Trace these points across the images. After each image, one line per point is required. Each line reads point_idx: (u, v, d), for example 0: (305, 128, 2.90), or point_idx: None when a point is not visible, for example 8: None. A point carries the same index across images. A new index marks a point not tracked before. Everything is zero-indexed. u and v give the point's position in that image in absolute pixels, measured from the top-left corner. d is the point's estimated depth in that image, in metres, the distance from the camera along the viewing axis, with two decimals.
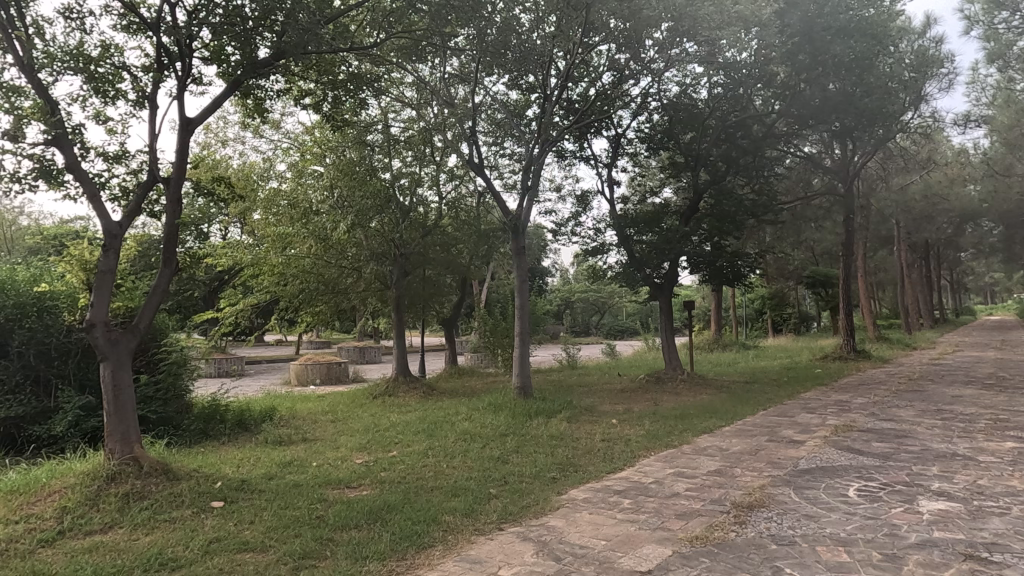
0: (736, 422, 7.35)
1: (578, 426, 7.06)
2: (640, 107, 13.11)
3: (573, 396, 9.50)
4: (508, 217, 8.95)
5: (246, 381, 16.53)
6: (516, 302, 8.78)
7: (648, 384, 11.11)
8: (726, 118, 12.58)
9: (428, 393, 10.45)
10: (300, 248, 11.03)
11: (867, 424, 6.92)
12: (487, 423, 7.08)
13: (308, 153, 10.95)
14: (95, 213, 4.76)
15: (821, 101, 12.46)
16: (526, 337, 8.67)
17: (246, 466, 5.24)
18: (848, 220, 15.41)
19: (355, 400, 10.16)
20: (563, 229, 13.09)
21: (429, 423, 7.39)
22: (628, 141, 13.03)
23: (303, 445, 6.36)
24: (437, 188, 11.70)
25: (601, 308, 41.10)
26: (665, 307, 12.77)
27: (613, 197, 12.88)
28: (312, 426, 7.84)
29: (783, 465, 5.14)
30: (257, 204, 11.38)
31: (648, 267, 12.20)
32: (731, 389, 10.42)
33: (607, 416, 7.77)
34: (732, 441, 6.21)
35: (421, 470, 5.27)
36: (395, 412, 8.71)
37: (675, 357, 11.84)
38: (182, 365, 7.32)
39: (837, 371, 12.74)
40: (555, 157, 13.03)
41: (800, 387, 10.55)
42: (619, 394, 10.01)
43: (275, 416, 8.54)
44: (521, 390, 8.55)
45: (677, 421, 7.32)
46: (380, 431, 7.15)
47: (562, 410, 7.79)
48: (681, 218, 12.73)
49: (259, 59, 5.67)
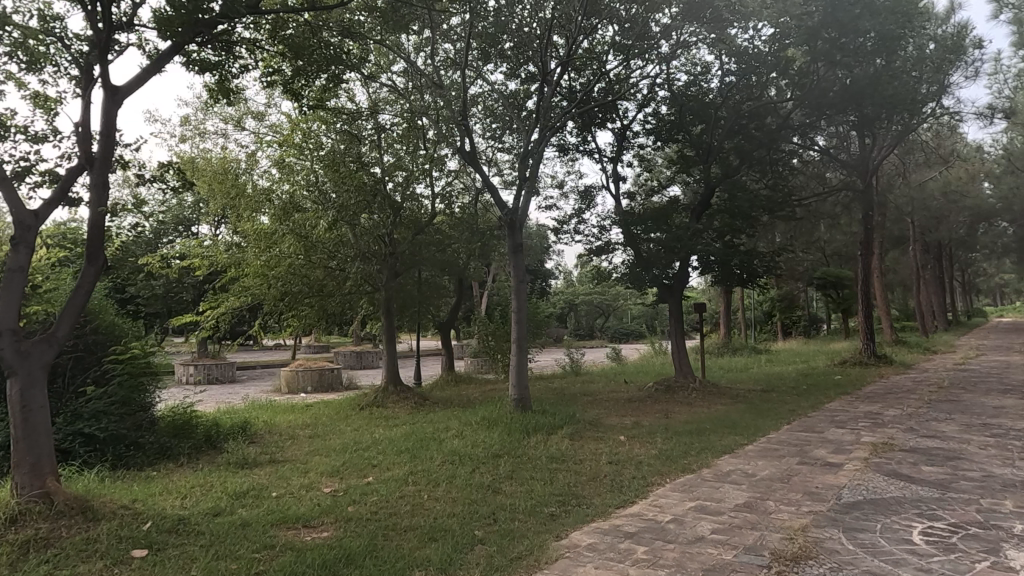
0: (759, 439, 6.54)
1: (582, 445, 6.26)
2: (646, 98, 12.36)
3: (576, 408, 8.72)
4: (504, 213, 8.16)
5: (234, 388, 15.83)
6: (513, 305, 7.98)
7: (656, 393, 10.33)
8: (738, 108, 11.86)
9: (420, 404, 9.66)
10: (284, 247, 10.30)
11: (910, 443, 6.10)
12: (480, 441, 6.30)
13: (290, 146, 10.22)
14: (6, 201, 4.01)
15: (840, 91, 11.65)
16: (524, 344, 7.89)
17: (192, 499, 4.45)
18: (867, 218, 14.57)
19: (340, 412, 9.38)
20: (566, 227, 12.32)
21: (415, 440, 6.61)
22: (634, 133, 12.28)
23: (269, 468, 5.60)
24: (431, 183, 10.93)
25: (604, 311, 40.33)
26: (674, 309, 11.98)
27: (618, 192, 12.10)
28: (286, 443, 7.06)
29: (823, 498, 4.34)
30: (239, 201, 10.67)
31: (656, 267, 11.41)
32: (747, 398, 9.63)
33: (614, 432, 6.98)
34: (758, 464, 5.41)
35: (397, 503, 4.48)
36: (381, 426, 7.94)
37: (686, 364, 11.00)
38: (140, 375, 6.52)
39: (860, 378, 11.90)
40: (557, 151, 12.28)
41: (823, 396, 9.74)
42: (627, 405, 9.20)
43: (249, 430, 7.78)
44: (518, 402, 7.76)
45: (693, 439, 6.52)
46: (359, 450, 6.37)
47: (564, 425, 6.99)
48: (692, 215, 11.94)
49: (209, 18, 4.88)
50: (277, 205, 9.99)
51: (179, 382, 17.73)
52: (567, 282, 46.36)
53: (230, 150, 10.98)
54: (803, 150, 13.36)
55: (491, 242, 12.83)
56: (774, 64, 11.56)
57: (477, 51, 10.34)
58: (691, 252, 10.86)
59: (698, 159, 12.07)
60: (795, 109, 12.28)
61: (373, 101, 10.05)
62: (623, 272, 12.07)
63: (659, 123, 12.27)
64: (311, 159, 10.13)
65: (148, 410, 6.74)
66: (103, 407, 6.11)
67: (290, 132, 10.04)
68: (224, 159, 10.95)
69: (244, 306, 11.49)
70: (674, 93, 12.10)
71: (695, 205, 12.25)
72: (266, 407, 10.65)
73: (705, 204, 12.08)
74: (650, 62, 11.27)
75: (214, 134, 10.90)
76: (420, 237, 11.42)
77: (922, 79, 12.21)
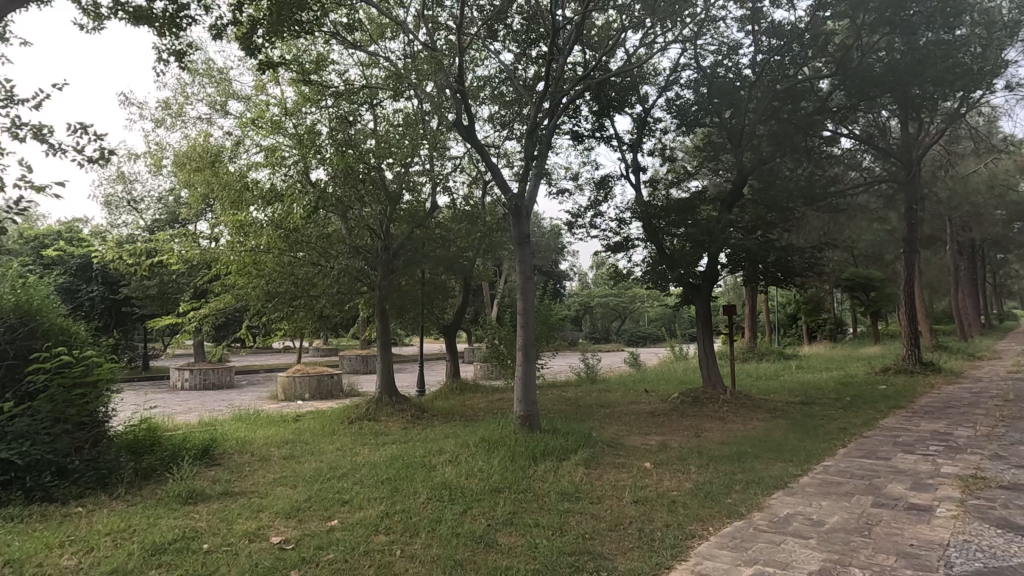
0: (813, 469, 5.41)
1: (600, 476, 5.16)
2: (669, 81, 11.29)
3: (591, 424, 7.64)
4: (508, 197, 7.03)
5: (227, 396, 14.94)
6: (518, 307, 6.91)
7: (683, 405, 9.21)
8: (772, 88, 10.72)
9: (416, 419, 8.63)
10: (266, 240, 9.30)
11: (1006, 476, 4.94)
12: (477, 470, 5.21)
13: (273, 131, 9.24)
14: None
15: (887, 68, 10.42)
16: (530, 353, 6.81)
17: (91, 559, 3.43)
18: (912, 212, 13.29)
19: (326, 426, 8.37)
20: (581, 220, 11.24)
21: (400, 466, 5.54)
22: (655, 118, 11.20)
23: (216, 506, 4.57)
24: (435, 174, 9.91)
25: (621, 314, 39.16)
26: (702, 312, 10.82)
27: (638, 182, 10.98)
28: (252, 468, 6.04)
29: (928, 565, 3.22)
30: (218, 192, 9.71)
31: (682, 266, 10.30)
32: (787, 413, 8.47)
33: (637, 457, 5.87)
34: (825, 507, 4.27)
35: (357, 564, 3.41)
36: (367, 445, 6.93)
37: (715, 371, 9.83)
38: (75, 390, 5.54)
39: (910, 389, 10.67)
40: (571, 138, 11.21)
41: (873, 411, 8.57)
42: (651, 420, 8.07)
43: (214, 450, 6.77)
44: (524, 420, 6.66)
45: (735, 469, 5.39)
46: (333, 479, 5.34)
47: (579, 449, 5.89)
48: (721, 207, 10.76)
49: None
50: (260, 193, 8.95)
51: (174, 388, 16.91)
52: (582, 284, 45.22)
53: (212, 137, 10.01)
54: (841, 137, 12.17)
55: (499, 239, 11.77)
56: (812, 38, 10.38)
57: (482, 26, 9.31)
58: (722, 247, 9.70)
59: (726, 146, 10.93)
60: (836, 89, 11.07)
61: (367, 81, 9.07)
62: (644, 270, 10.96)
63: (683, 107, 11.19)
64: (294, 144, 9.12)
65: (90, 427, 5.76)
66: (27, 427, 5.09)
67: (274, 113, 9.09)
68: (205, 146, 9.96)
69: (228, 308, 10.53)
70: (700, 73, 11.02)
71: (724, 196, 11.14)
72: (251, 420, 9.69)
73: (736, 195, 10.89)
74: (672, 36, 10.16)
75: (194, 120, 9.95)
76: (419, 231, 10.41)
77: (981, 54, 10.91)
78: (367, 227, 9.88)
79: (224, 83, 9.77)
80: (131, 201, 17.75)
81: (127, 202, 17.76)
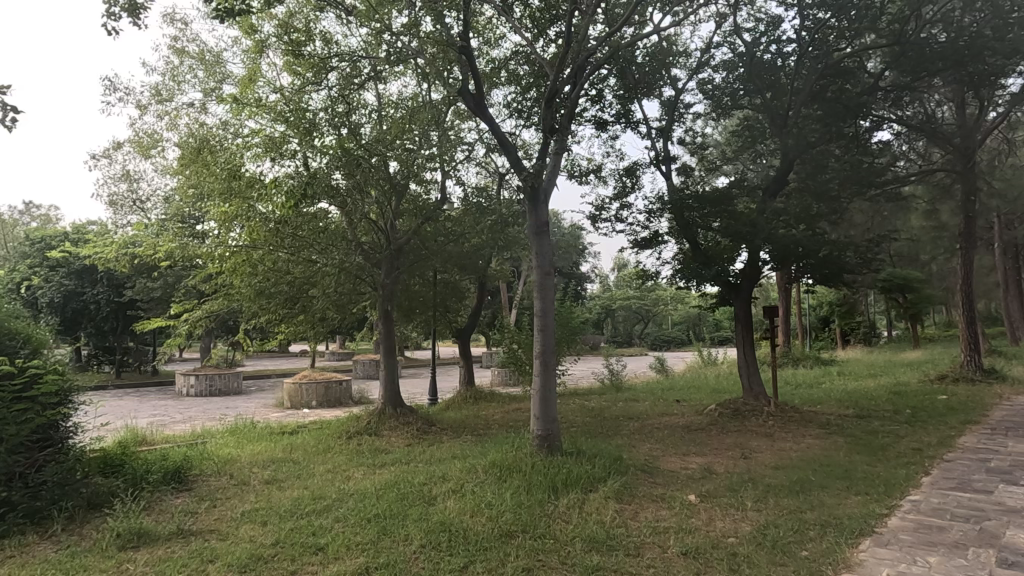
0: (901, 505, 4.39)
1: (637, 515, 4.20)
2: (701, 62, 10.33)
3: (621, 442, 6.66)
4: (522, 179, 6.09)
5: (231, 403, 14.23)
6: (535, 307, 5.97)
7: (723, 420, 8.19)
8: (817, 67, 9.71)
9: (423, 434, 7.72)
10: (258, 236, 8.47)
11: None
12: (485, 505, 4.28)
13: (266, 116, 8.43)
14: None
15: (950, 42, 9.28)
16: (549, 359, 5.86)
17: None
18: (971, 204, 12.09)
19: (323, 441, 7.51)
20: (606, 214, 10.28)
21: (393, 497, 4.63)
22: (687, 102, 10.24)
23: (160, 553, 3.69)
24: (446, 164, 9.03)
25: (644, 317, 37.94)
26: (740, 314, 9.78)
27: (669, 170, 9.99)
28: (225, 496, 5.17)
29: None
30: (207, 184, 8.89)
31: (718, 263, 9.31)
32: (845, 429, 7.40)
33: (679, 488, 4.87)
34: (936, 569, 3.25)
35: None
36: (363, 466, 6.03)
37: (757, 381, 8.77)
38: (14, 406, 4.70)
39: (978, 400, 9.50)
40: (595, 124, 10.29)
41: (944, 426, 7.48)
42: (689, 438, 7.06)
43: (188, 473, 5.92)
44: (541, 440, 5.71)
45: (804, 507, 4.37)
46: (312, 514, 4.44)
47: (609, 475, 4.93)
48: (762, 198, 9.74)
49: None
50: (251, 183, 8.09)
51: (179, 393, 16.26)
52: (604, 286, 44.07)
53: (204, 124, 9.21)
54: (893, 122, 11.04)
55: (516, 235, 10.85)
56: (864, 9, 9.29)
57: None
58: (766, 240, 8.64)
59: (767, 130, 9.87)
60: (890, 66, 9.96)
61: (369, 54, 8.12)
62: (675, 268, 9.95)
63: (717, 90, 10.21)
64: (288, 130, 8.25)
65: (39, 448, 4.95)
66: None
67: (267, 97, 8.29)
68: (197, 133, 9.17)
69: (223, 310, 9.74)
70: (737, 52, 10.05)
71: (764, 185, 10.08)
72: (245, 432, 8.87)
73: (778, 186, 9.85)
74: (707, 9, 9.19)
75: (186, 106, 9.14)
76: (427, 226, 9.54)
77: None
78: (368, 221, 9.02)
79: (216, 66, 8.94)
80: (137, 200, 17.16)
81: (132, 202, 17.17)
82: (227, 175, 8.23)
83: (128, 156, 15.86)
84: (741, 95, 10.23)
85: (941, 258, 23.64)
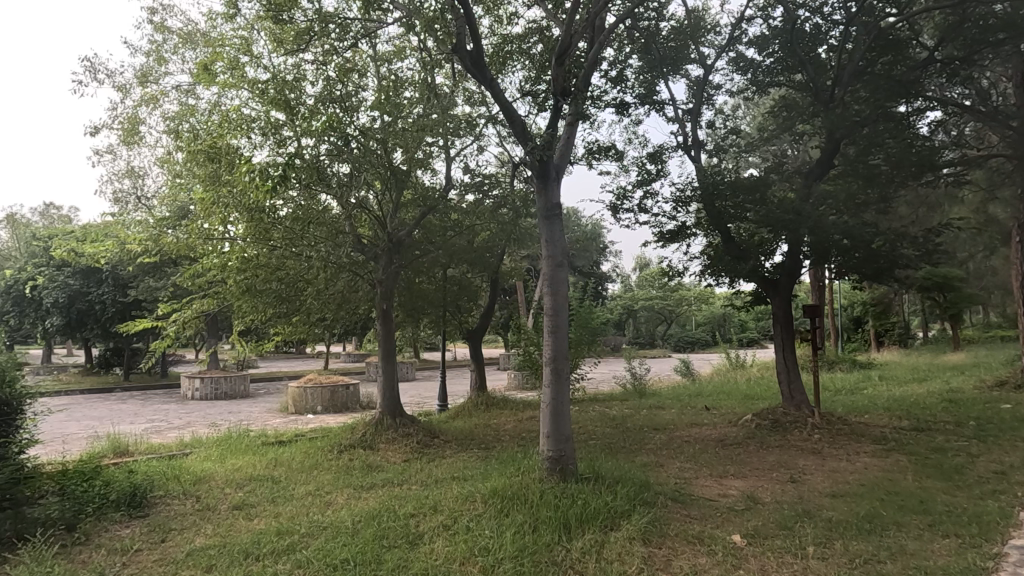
0: (1006, 556, 3.44)
1: (669, 567, 3.32)
2: (731, 38, 9.40)
3: (646, 461, 5.77)
4: (529, 155, 5.24)
5: (233, 407, 13.58)
6: (545, 306, 5.12)
7: (761, 433, 7.26)
8: (862, 38, 8.71)
9: (423, 448, 6.90)
10: (245, 229, 7.75)
11: None
12: (480, 549, 3.46)
13: (250, 95, 7.65)
14: None
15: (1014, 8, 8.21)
16: (560, 364, 4.99)
17: None
18: None
19: (312, 456, 6.74)
20: (628, 203, 9.38)
21: (372, 534, 3.83)
22: (715, 82, 9.33)
23: None
24: (449, 150, 8.21)
25: (667, 318, 36.88)
26: (779, 313, 8.81)
27: (697, 156, 9.07)
28: (180, 527, 4.40)
29: None
30: (191, 174, 8.17)
31: (753, 256, 8.39)
32: (907, 446, 6.42)
33: (717, 525, 3.98)
34: None
35: None
36: (346, 489, 5.23)
37: (799, 388, 7.78)
38: None
39: None
40: (616, 106, 9.41)
41: (1022, 444, 6.47)
42: (725, 455, 6.14)
43: (149, 493, 5.17)
44: (553, 463, 4.86)
45: (883, 555, 3.46)
46: (267, 556, 3.63)
47: (634, 509, 4.04)
48: (801, 185, 8.76)
49: None
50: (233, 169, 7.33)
51: (183, 396, 15.71)
52: (625, 286, 42.92)
53: (187, 107, 8.50)
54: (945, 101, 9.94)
55: (528, 228, 10.00)
56: None
57: None
58: (810, 231, 7.66)
59: (808, 108, 8.88)
60: (946, 36, 8.87)
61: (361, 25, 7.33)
62: (704, 263, 9.02)
63: (750, 68, 9.26)
64: (271, 112, 7.46)
65: None
66: None
67: (252, 75, 7.53)
68: (180, 116, 8.48)
69: (216, 309, 9.05)
70: (772, 25, 9.11)
71: (803, 172, 9.10)
72: (235, 442, 8.17)
73: (819, 172, 8.87)
74: None
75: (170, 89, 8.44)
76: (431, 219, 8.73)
77: None
78: (366, 213, 8.24)
79: (199, 42, 8.21)
80: (140, 196, 16.65)
81: (136, 198, 16.65)
82: (207, 160, 7.48)
83: (128, 149, 15.33)
84: (778, 72, 9.26)
85: (982, 257, 22.26)
